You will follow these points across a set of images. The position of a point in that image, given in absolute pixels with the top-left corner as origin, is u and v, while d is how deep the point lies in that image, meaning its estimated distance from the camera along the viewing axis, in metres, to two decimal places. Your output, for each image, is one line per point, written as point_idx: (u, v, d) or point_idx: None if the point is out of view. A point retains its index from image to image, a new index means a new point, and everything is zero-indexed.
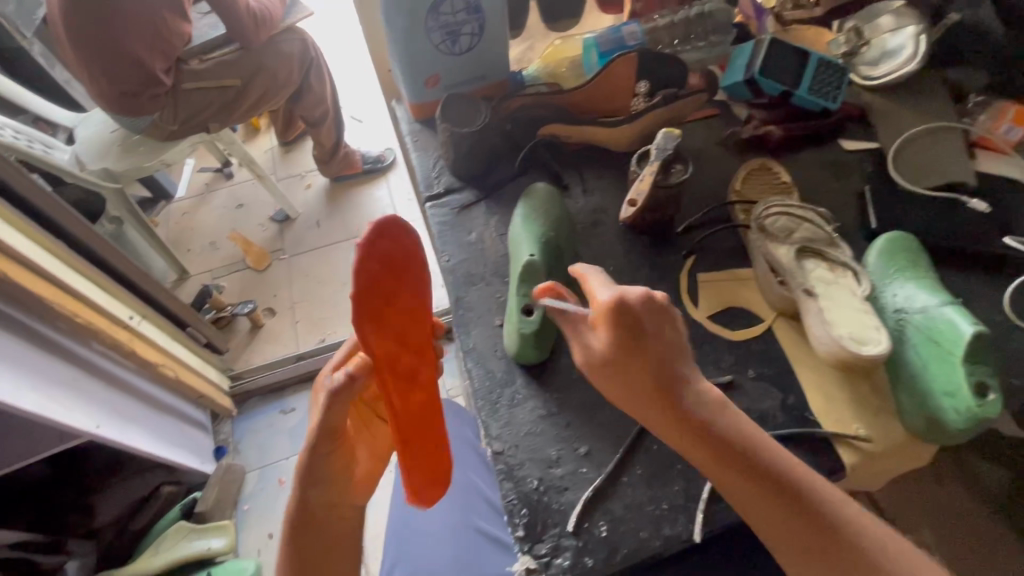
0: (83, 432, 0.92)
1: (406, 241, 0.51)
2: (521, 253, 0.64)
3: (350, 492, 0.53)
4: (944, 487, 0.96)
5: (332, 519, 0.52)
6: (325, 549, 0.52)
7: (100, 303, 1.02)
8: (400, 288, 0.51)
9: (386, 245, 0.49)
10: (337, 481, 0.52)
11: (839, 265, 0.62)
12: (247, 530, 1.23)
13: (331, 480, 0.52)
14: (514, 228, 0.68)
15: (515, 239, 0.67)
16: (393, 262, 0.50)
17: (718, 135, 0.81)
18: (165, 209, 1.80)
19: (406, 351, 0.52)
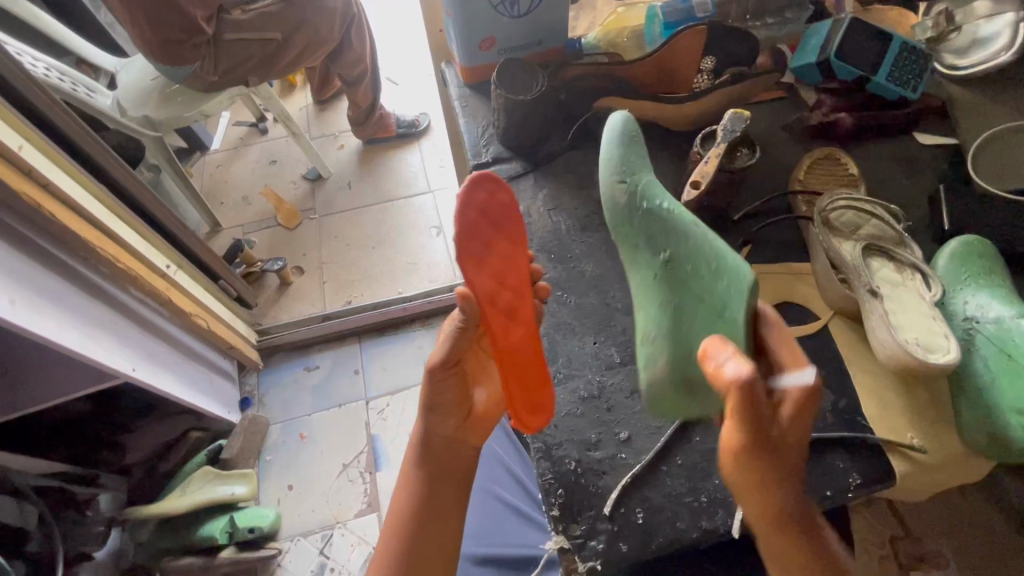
0: (121, 375, 0.94)
1: (502, 191, 0.51)
2: (701, 256, 0.51)
3: (466, 427, 0.54)
4: (971, 498, 0.94)
5: (450, 453, 0.54)
6: (442, 477, 0.53)
7: (140, 250, 1.03)
8: (497, 233, 0.50)
9: (483, 194, 0.49)
10: (453, 416, 0.53)
11: (907, 265, 0.59)
12: (268, 480, 1.26)
13: (448, 416, 0.53)
14: (649, 203, 0.52)
15: (659, 220, 0.51)
16: (491, 211, 0.50)
17: (783, 118, 0.77)
18: (200, 160, 1.80)
19: (512, 292, 0.51)
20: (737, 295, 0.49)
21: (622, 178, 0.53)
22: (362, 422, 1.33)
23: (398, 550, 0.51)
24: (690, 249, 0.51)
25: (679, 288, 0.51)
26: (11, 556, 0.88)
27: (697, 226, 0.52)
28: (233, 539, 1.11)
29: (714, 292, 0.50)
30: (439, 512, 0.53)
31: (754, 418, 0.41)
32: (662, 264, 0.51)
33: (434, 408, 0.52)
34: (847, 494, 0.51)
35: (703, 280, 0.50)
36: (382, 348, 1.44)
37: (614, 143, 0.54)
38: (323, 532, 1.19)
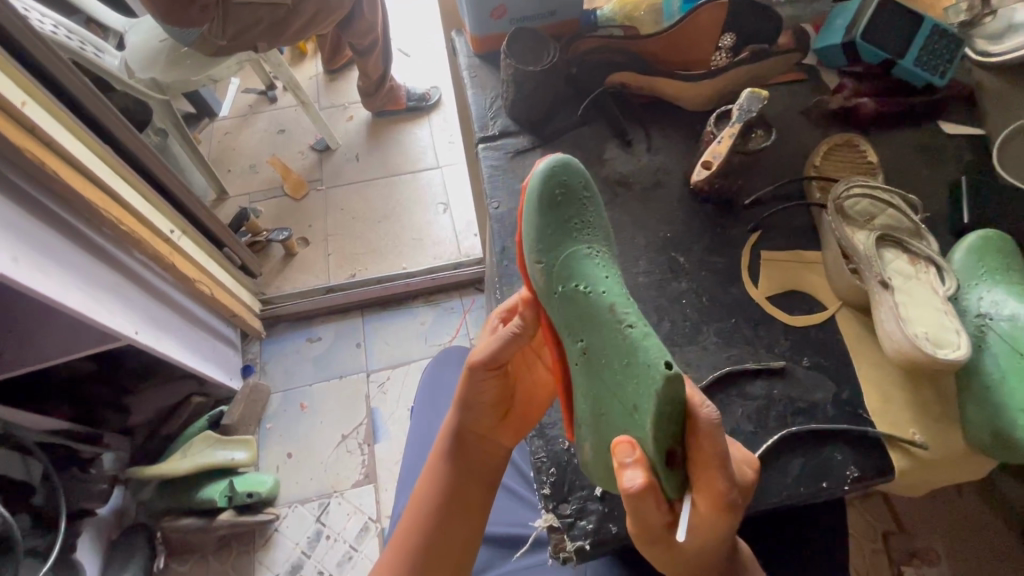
0: (123, 337, 0.94)
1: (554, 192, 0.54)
2: (618, 344, 0.45)
3: (500, 428, 0.53)
4: (965, 497, 0.93)
5: (481, 451, 0.53)
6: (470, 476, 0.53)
7: (144, 213, 1.03)
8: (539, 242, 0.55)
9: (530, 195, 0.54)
10: (491, 411, 0.52)
11: (921, 258, 0.57)
12: (268, 447, 1.28)
13: (485, 413, 0.52)
14: (564, 285, 0.49)
15: (575, 301, 0.48)
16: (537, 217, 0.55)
17: (802, 101, 0.74)
18: (208, 127, 1.78)
19: None
20: (642, 394, 0.42)
21: (539, 258, 0.51)
22: (362, 395, 1.34)
23: (416, 542, 0.50)
24: (610, 332, 0.46)
25: (598, 380, 0.47)
26: (15, 508, 0.90)
27: (616, 311, 0.46)
28: (232, 503, 1.12)
29: (627, 390, 0.44)
30: (464, 506, 0.52)
31: (647, 515, 0.40)
32: (581, 348, 0.48)
33: (473, 403, 0.51)
34: (844, 486, 0.50)
35: (616, 372, 0.45)
36: (384, 322, 1.44)
37: (532, 218, 0.52)
38: (319, 500, 1.21)
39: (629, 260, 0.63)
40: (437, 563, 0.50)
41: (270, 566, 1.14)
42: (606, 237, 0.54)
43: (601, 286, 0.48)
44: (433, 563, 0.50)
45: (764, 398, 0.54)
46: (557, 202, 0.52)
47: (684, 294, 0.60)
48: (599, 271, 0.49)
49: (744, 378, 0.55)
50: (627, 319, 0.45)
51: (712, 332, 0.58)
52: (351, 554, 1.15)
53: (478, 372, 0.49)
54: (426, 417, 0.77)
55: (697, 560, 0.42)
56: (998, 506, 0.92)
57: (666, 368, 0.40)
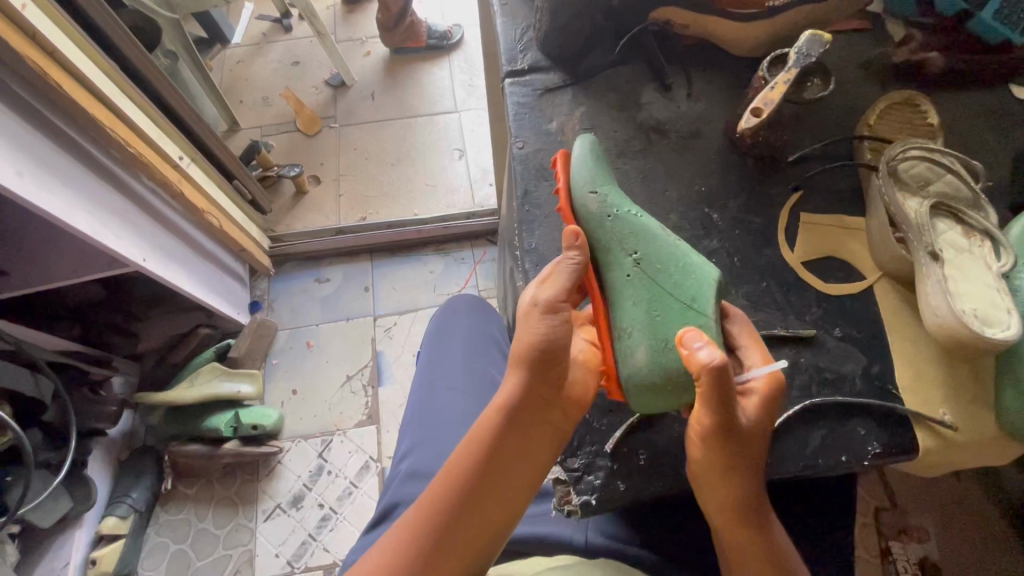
0: (131, 263, 0.93)
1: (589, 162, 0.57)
2: (672, 259, 0.49)
3: (559, 398, 0.47)
4: (962, 482, 0.93)
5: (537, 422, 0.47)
6: (518, 449, 0.46)
7: (152, 137, 0.98)
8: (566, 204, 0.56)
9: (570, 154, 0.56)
10: (552, 376, 0.46)
11: (977, 231, 0.53)
12: (273, 382, 1.29)
13: (544, 376, 0.46)
14: (617, 209, 0.51)
15: (630, 222, 0.50)
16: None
17: (862, 53, 0.67)
18: (220, 54, 1.71)
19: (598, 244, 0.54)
20: (703, 285, 0.48)
21: (592, 187, 0.51)
22: (368, 338, 1.34)
23: (445, 513, 0.45)
24: (664, 248, 0.50)
25: (654, 284, 0.48)
26: (27, 423, 0.91)
27: (665, 229, 0.52)
28: (237, 434, 1.15)
29: (683, 285, 0.48)
30: (506, 476, 0.46)
31: (724, 397, 0.42)
32: (636, 261, 0.49)
33: (534, 360, 0.46)
34: (862, 461, 0.49)
35: (673, 275, 0.48)
36: (393, 267, 1.41)
37: (578, 157, 0.53)
38: (322, 437, 1.23)
39: (659, 213, 0.59)
40: (465, 537, 0.45)
41: (273, 496, 1.17)
42: None
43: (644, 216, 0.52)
44: (461, 530, 0.45)
45: (789, 366, 0.52)
46: (600, 151, 0.55)
47: (714, 253, 0.57)
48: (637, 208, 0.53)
49: (770, 345, 0.53)
50: (673, 235, 0.51)
51: (741, 295, 0.55)
52: (351, 489, 1.18)
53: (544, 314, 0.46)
54: (432, 363, 0.76)
55: (754, 454, 0.44)
56: (995, 492, 0.92)
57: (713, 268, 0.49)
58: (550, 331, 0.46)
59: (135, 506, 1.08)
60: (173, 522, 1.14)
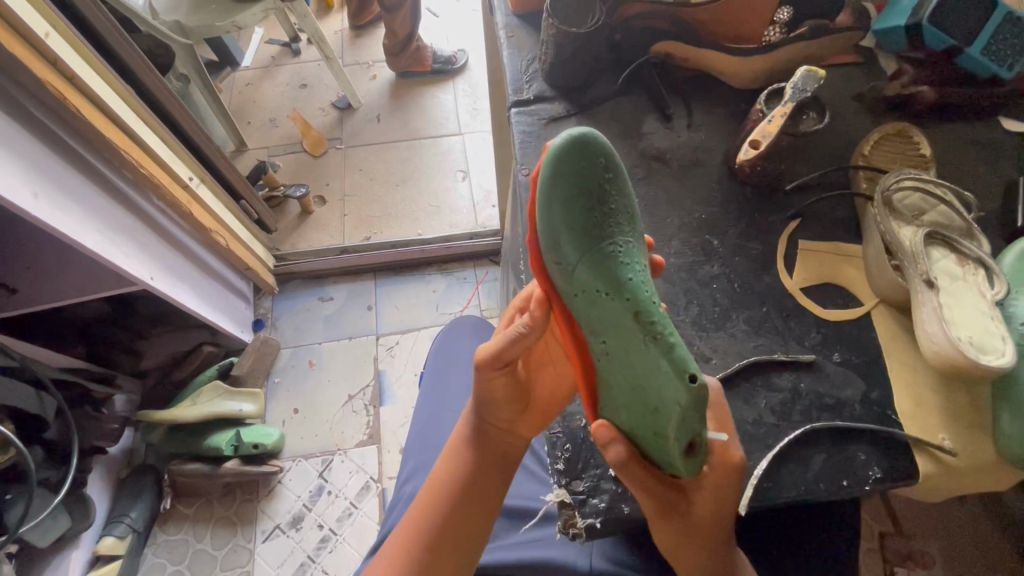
0: (138, 281, 0.94)
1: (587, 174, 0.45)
2: (647, 359, 0.41)
3: (523, 419, 0.51)
4: (960, 504, 0.93)
5: (500, 442, 0.51)
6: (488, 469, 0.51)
7: (164, 158, 1.01)
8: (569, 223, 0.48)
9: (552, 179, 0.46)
10: (513, 404, 0.49)
11: (970, 259, 0.54)
12: (275, 401, 1.29)
13: (505, 405, 0.50)
14: (583, 287, 0.44)
15: (596, 307, 0.44)
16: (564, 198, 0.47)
17: (855, 86, 0.70)
18: (230, 76, 1.75)
19: None
20: (669, 403, 0.40)
21: (557, 257, 0.45)
22: (371, 357, 1.34)
23: (428, 534, 0.49)
24: (637, 344, 0.42)
25: (619, 380, 0.44)
26: (29, 440, 0.91)
27: (638, 317, 0.42)
28: (238, 452, 1.15)
29: (649, 393, 0.41)
30: (481, 494, 0.50)
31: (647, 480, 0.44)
32: (603, 351, 0.44)
33: (488, 400, 0.49)
34: (864, 486, 0.49)
35: (641, 379, 0.42)
36: (397, 287, 1.43)
37: (544, 206, 0.45)
38: (323, 456, 1.22)
39: (660, 239, 0.60)
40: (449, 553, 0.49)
41: (272, 516, 1.16)
42: (630, 224, 0.46)
43: (623, 290, 0.43)
44: (446, 547, 0.49)
45: (790, 391, 0.53)
46: (573, 195, 0.44)
47: (715, 279, 0.58)
48: (624, 271, 0.44)
49: (771, 369, 0.54)
50: (652, 326, 0.41)
51: (742, 320, 0.56)
52: (351, 510, 1.17)
53: (484, 372, 0.46)
54: (435, 384, 0.76)
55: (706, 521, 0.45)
56: (995, 516, 0.92)
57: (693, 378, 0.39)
58: (492, 385, 0.48)
59: (134, 525, 1.07)
60: (170, 542, 1.13)
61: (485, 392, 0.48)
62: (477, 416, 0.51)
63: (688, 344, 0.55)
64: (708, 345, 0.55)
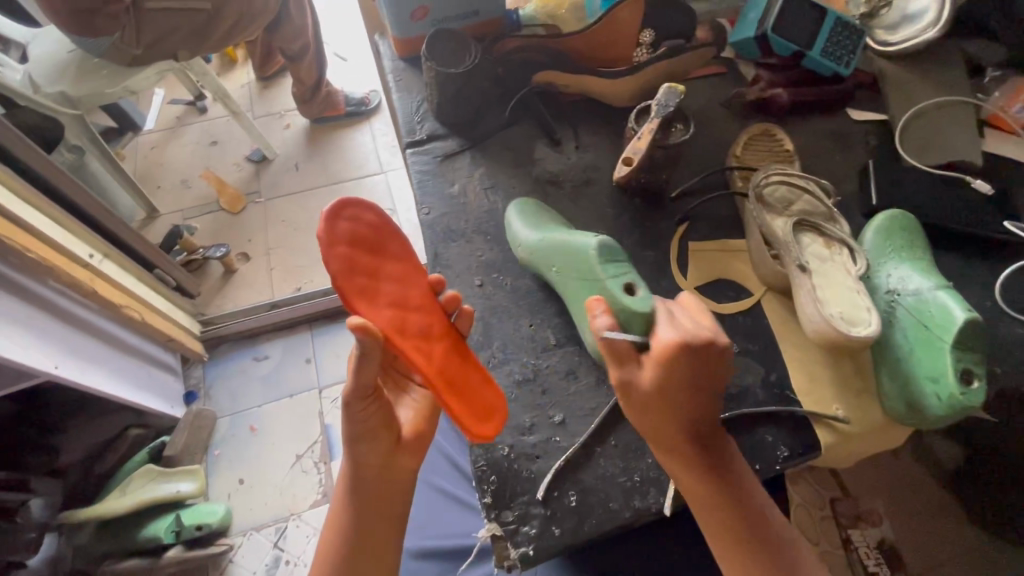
0: (41, 373, 0.87)
1: (367, 216, 0.52)
2: (570, 248, 0.56)
3: (399, 450, 0.50)
4: None
5: (382, 481, 0.50)
6: (375, 510, 0.49)
7: (57, 238, 0.95)
8: (381, 259, 0.52)
9: (347, 226, 0.50)
10: (383, 437, 0.49)
11: (837, 241, 0.60)
12: (216, 475, 1.22)
13: (376, 440, 0.48)
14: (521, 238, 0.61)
15: (530, 242, 0.59)
16: (363, 238, 0.51)
17: (721, 94, 0.76)
18: (132, 141, 1.68)
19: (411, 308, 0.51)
20: (590, 259, 0.54)
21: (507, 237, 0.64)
22: (314, 412, 1.29)
23: None
24: (563, 243, 0.56)
25: (571, 277, 0.55)
26: None
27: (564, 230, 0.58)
28: (180, 539, 1.06)
29: (583, 267, 0.54)
30: (376, 530, 0.49)
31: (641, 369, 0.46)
32: (553, 269, 0.57)
33: (359, 436, 0.48)
34: (775, 466, 0.52)
35: (574, 265, 0.55)
36: (334, 335, 1.39)
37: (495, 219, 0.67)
38: (276, 525, 1.16)
39: None
40: None
41: None
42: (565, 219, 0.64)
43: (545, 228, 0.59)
44: None
45: None
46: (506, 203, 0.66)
47: None
48: (539, 223, 0.61)
49: None
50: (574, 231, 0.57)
51: None
52: None
53: (353, 408, 0.46)
54: None
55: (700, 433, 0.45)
56: None
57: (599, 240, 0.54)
58: (366, 420, 0.47)
59: None
60: None
61: (359, 430, 0.47)
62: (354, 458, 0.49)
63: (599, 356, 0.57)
64: None
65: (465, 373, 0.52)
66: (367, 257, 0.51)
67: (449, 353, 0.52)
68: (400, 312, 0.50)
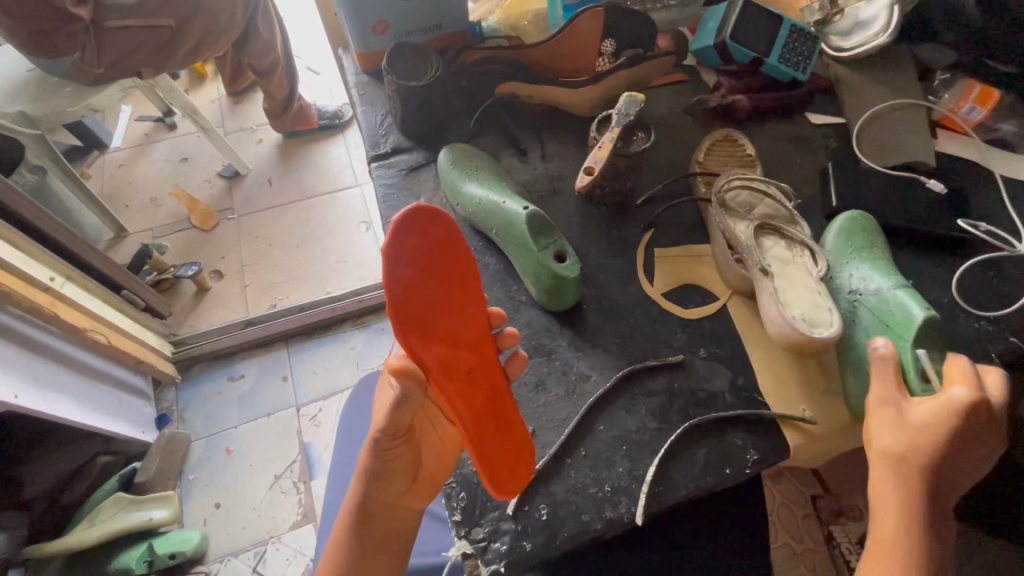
0: (0, 403, 0.84)
1: (438, 231, 0.45)
2: (505, 218, 0.58)
3: (411, 491, 0.49)
4: None
5: (390, 516, 0.49)
6: (373, 547, 0.48)
7: (15, 263, 0.92)
8: (443, 284, 0.45)
9: (415, 241, 0.43)
10: (401, 477, 0.48)
11: (798, 243, 0.61)
12: (192, 500, 1.18)
13: (393, 478, 0.48)
14: (462, 204, 0.63)
15: (474, 208, 0.62)
16: (428, 258, 0.44)
17: (684, 102, 0.77)
18: (98, 159, 1.64)
19: (461, 350, 0.47)
20: (522, 229, 0.57)
21: (451, 201, 0.66)
22: (291, 431, 1.26)
23: None
24: (498, 212, 0.59)
25: (510, 242, 0.59)
26: None
27: (495, 197, 0.60)
28: (152, 569, 1.02)
29: (519, 235, 0.57)
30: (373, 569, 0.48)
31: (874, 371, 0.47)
32: (495, 232, 0.61)
33: (378, 472, 0.47)
34: (745, 470, 0.52)
35: (511, 232, 0.58)
36: (310, 352, 1.37)
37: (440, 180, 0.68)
38: (254, 549, 1.13)
39: None
40: None
41: None
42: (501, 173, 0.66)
43: (481, 194, 0.61)
44: None
45: (666, 393, 0.56)
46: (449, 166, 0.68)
47: (585, 299, 0.61)
48: (476, 185, 0.62)
49: (646, 375, 0.56)
50: (504, 198, 0.59)
51: (615, 335, 0.59)
52: None
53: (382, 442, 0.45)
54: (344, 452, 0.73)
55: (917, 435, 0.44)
56: None
57: (526, 210, 0.57)
58: (390, 458, 0.46)
59: None
60: None
61: (380, 465, 0.46)
62: (366, 490, 0.48)
63: (567, 366, 0.57)
64: (586, 363, 0.57)
65: (503, 425, 0.48)
66: (432, 281, 0.45)
67: (492, 402, 0.48)
68: (449, 352, 0.46)
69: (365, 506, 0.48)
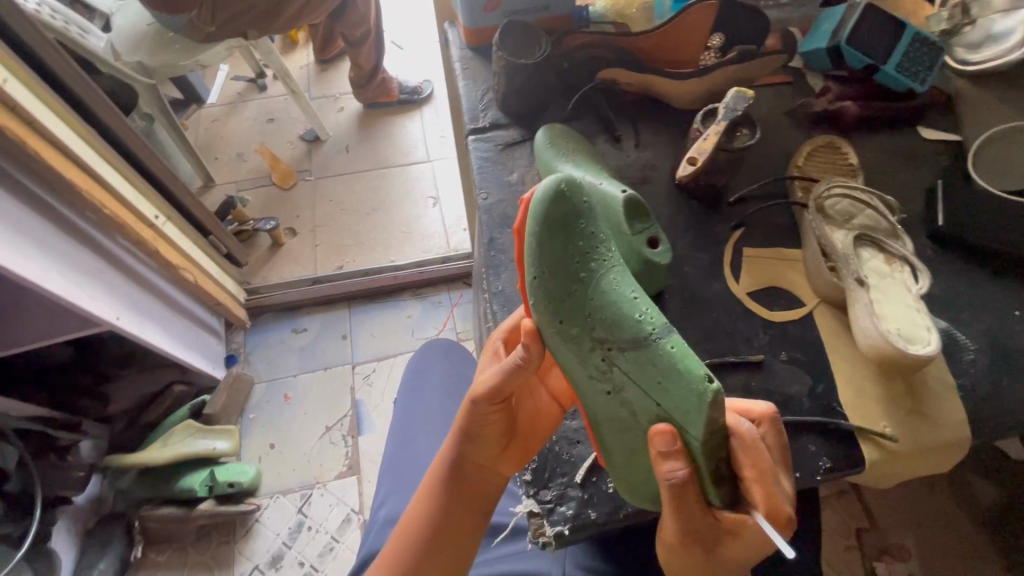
0: (105, 322, 0.92)
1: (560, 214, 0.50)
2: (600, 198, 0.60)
3: (502, 457, 0.51)
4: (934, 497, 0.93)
5: (479, 477, 0.51)
6: (460, 505, 0.51)
7: (129, 198, 1.00)
8: None
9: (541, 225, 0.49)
10: (493, 442, 0.50)
11: (897, 258, 0.59)
12: (250, 437, 1.27)
13: (488, 441, 0.50)
14: None
15: None
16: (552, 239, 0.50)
17: (785, 103, 0.75)
18: (196, 113, 1.76)
19: None
20: (616, 212, 0.58)
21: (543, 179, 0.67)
22: (347, 387, 1.33)
23: (404, 554, 0.49)
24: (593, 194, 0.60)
25: None
26: None
27: (591, 179, 0.61)
28: (213, 493, 1.12)
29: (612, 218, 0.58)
30: (458, 524, 0.50)
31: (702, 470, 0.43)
32: None
33: (475, 433, 0.49)
34: (815, 477, 0.52)
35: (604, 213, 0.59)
36: (372, 314, 1.43)
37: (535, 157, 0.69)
38: (303, 491, 1.20)
39: None
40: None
41: (250, 557, 1.13)
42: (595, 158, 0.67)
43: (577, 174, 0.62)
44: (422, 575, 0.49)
45: (741, 390, 0.56)
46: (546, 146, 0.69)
47: (668, 289, 0.61)
48: (572, 166, 0.64)
49: (722, 371, 0.57)
50: (601, 181, 0.61)
51: (694, 328, 0.59)
52: (332, 545, 1.15)
53: (481, 407, 0.48)
54: (409, 408, 0.77)
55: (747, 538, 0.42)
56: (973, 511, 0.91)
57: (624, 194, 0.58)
58: (487, 421, 0.49)
59: None
60: None
61: (475, 427, 0.49)
62: (460, 448, 0.51)
63: None
64: None
65: None
66: None
67: None
68: None
69: (457, 463, 0.51)
